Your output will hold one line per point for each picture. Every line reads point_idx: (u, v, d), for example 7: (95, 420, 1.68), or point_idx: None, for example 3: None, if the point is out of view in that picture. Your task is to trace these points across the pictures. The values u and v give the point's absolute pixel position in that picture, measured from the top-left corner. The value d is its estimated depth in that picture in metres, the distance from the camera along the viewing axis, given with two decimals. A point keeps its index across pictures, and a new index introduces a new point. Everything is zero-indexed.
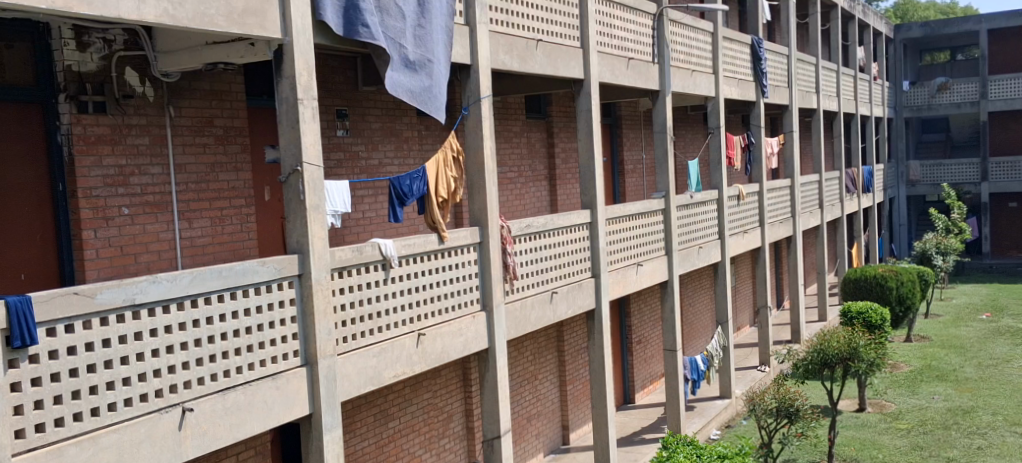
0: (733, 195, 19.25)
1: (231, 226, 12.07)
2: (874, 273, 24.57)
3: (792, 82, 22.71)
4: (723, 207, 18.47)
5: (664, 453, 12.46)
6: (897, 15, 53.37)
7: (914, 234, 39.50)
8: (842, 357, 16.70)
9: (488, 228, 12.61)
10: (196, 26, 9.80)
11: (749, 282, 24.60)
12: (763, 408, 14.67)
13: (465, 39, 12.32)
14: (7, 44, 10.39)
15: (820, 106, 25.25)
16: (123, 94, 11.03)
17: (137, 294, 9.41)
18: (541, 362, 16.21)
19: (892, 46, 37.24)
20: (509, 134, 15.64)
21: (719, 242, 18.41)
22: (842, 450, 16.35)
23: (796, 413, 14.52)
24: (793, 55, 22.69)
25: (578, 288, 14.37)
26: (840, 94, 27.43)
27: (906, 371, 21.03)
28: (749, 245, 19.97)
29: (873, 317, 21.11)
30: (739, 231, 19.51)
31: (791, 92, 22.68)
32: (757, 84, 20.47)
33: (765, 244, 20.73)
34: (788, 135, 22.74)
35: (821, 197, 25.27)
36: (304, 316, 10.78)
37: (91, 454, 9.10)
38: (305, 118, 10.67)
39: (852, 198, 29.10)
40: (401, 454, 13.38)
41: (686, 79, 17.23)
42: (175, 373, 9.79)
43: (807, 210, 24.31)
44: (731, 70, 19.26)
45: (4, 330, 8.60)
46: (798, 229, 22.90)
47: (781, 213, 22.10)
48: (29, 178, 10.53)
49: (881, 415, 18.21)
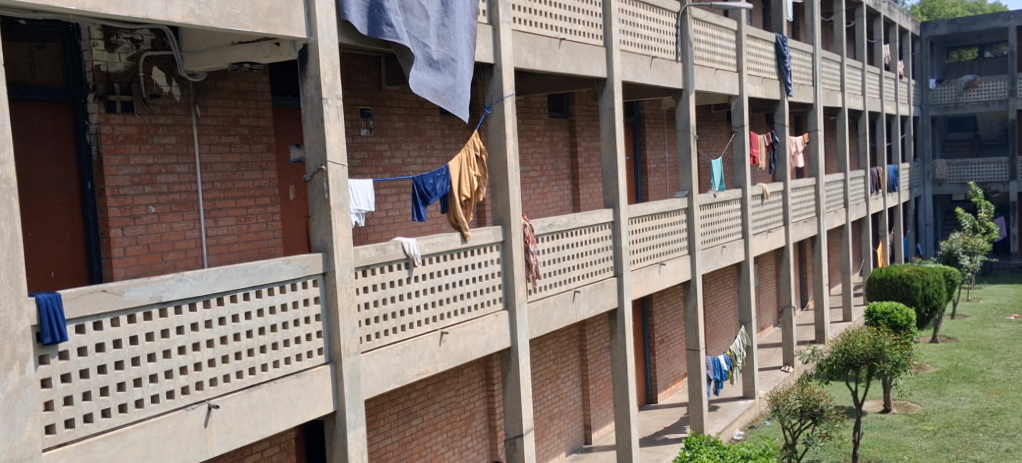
0: (758, 194, 19.15)
1: (256, 224, 12.18)
2: (899, 273, 24.39)
3: (817, 80, 22.57)
4: (746, 206, 18.39)
5: (686, 453, 12.32)
6: (924, 11, 52.94)
7: (941, 234, 39.11)
8: (867, 357, 16.58)
9: (511, 227, 12.63)
10: (223, 27, 9.90)
11: (773, 280, 24.50)
12: (787, 409, 14.58)
13: (488, 38, 12.34)
14: (38, 44, 10.55)
15: (845, 105, 25.08)
16: (151, 94, 11.18)
17: (164, 292, 9.52)
18: (563, 361, 16.21)
19: (918, 44, 36.88)
20: (533, 133, 15.67)
21: (742, 242, 18.33)
22: (868, 451, 16.24)
23: (820, 413, 14.42)
24: (817, 53, 22.54)
25: (600, 288, 14.34)
26: (866, 92, 27.21)
27: (933, 372, 20.85)
28: (773, 245, 19.86)
29: (899, 317, 20.92)
30: (762, 230, 19.41)
31: (816, 91, 22.54)
32: (781, 83, 20.35)
33: (790, 244, 20.61)
34: (813, 134, 22.61)
35: (847, 196, 25.09)
36: (329, 313, 10.87)
37: (119, 450, 9.20)
38: (329, 117, 10.76)
39: (878, 197, 28.87)
40: (424, 452, 13.43)
41: (710, 77, 17.18)
42: (202, 370, 9.90)
43: (832, 209, 24.14)
44: (755, 68, 19.17)
45: (35, 326, 8.73)
46: (823, 228, 22.75)
47: (805, 213, 21.97)
48: (59, 177, 10.66)
49: (907, 416, 18.03)
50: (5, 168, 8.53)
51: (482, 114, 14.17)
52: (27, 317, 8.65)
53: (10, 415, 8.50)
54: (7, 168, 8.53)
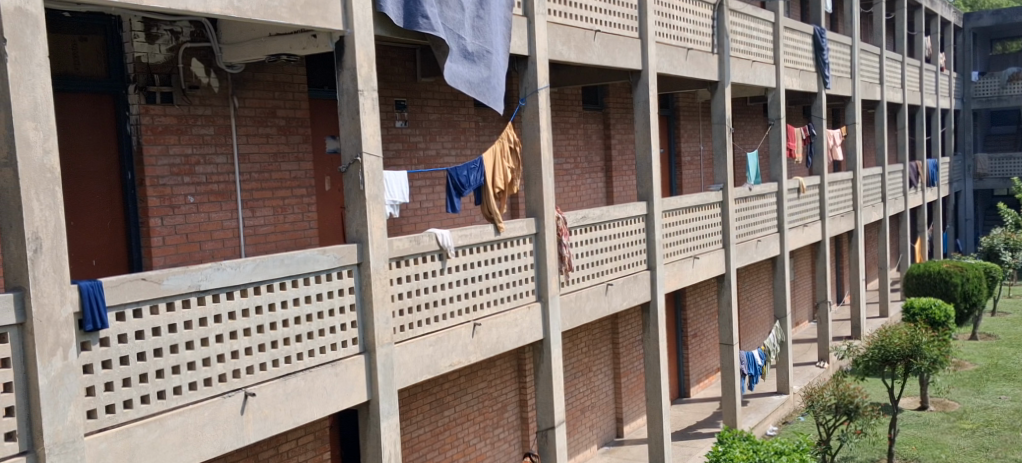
0: (794, 188, 18.98)
1: (292, 215, 12.34)
2: (938, 269, 24.13)
3: (855, 73, 22.29)
4: (782, 200, 18.24)
5: (719, 448, 12.21)
6: (967, 3, 51.97)
7: (982, 229, 38.49)
8: (904, 354, 16.38)
9: (545, 219, 12.64)
10: (260, 19, 9.99)
11: (809, 275, 24.32)
12: (821, 405, 14.46)
13: (524, 30, 12.32)
14: (81, 36, 10.75)
15: (884, 97, 24.70)
16: (189, 86, 11.34)
17: (202, 281, 9.67)
18: (595, 354, 16.21)
19: (961, 35, 36.22)
20: (566, 126, 15.64)
21: (778, 235, 18.18)
22: (903, 449, 16.07)
23: (855, 410, 14.25)
24: (856, 45, 22.26)
25: (633, 280, 14.30)
26: (905, 85, 26.79)
27: (972, 370, 20.54)
28: (810, 239, 19.66)
29: (937, 314, 20.64)
30: (799, 224, 19.23)
31: (854, 83, 22.25)
32: (819, 75, 20.10)
33: (826, 238, 20.41)
34: (851, 126, 22.34)
35: (886, 190, 24.79)
36: (363, 304, 10.99)
37: (158, 436, 9.35)
38: (365, 109, 10.86)
39: (918, 191, 28.46)
40: (456, 443, 13.50)
41: (746, 70, 17.02)
42: (238, 358, 10.04)
43: (869, 203, 23.84)
44: (793, 60, 18.99)
45: (77, 313, 8.88)
46: (860, 223, 22.51)
47: (843, 208, 21.74)
48: (100, 167, 10.87)
49: (944, 414, 17.79)
50: (49, 158, 8.67)
51: (516, 106, 14.16)
52: (70, 303, 8.79)
53: (53, 400, 8.65)
54: (51, 158, 8.68)
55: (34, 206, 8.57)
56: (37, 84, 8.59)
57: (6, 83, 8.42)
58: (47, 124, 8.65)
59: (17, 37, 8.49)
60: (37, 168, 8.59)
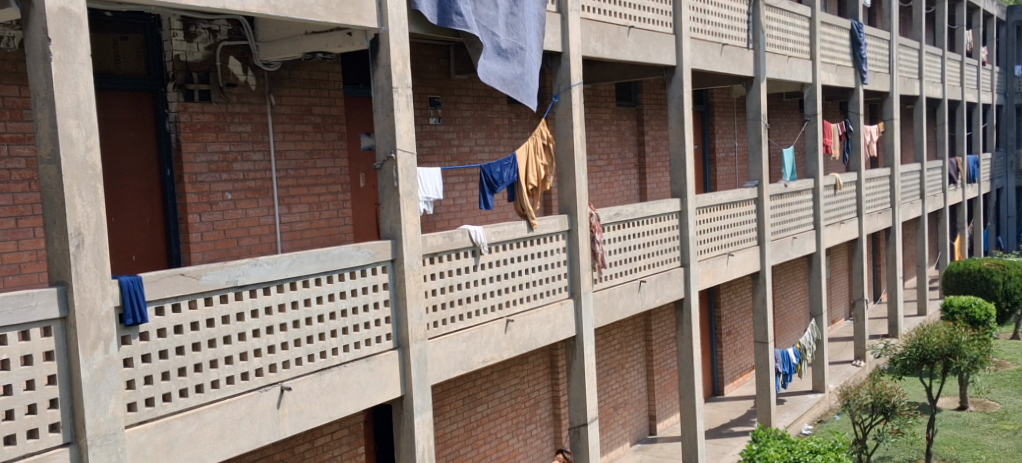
0: (831, 185, 18.82)
1: (328, 211, 12.48)
2: (979, 268, 23.96)
3: (893, 68, 22.02)
4: (819, 197, 18.09)
5: (754, 446, 12.14)
6: None
7: None
8: (943, 353, 16.19)
9: (578, 216, 12.63)
10: (297, 16, 10.06)
11: (846, 274, 24.16)
12: (858, 404, 14.29)
13: (557, 26, 12.31)
14: (122, 35, 10.91)
15: (924, 92, 24.36)
16: (227, 83, 11.47)
17: (239, 276, 9.77)
18: (628, 351, 16.17)
19: (1003, 29, 35.57)
20: (600, 122, 15.62)
21: (814, 233, 18.03)
22: (942, 449, 15.85)
23: (892, 409, 14.08)
24: (895, 40, 21.97)
25: (667, 277, 14.24)
26: (945, 80, 26.40)
27: (1014, 370, 20.23)
28: (846, 237, 19.50)
29: (977, 313, 20.30)
30: (836, 222, 19.07)
31: (893, 79, 21.98)
32: (856, 71, 19.88)
33: (863, 236, 20.23)
34: (888, 123, 22.10)
35: (924, 187, 24.48)
36: (397, 300, 11.06)
37: (196, 429, 9.46)
38: (399, 106, 10.93)
39: (958, 188, 28.06)
40: (489, 438, 13.56)
41: (782, 66, 16.88)
42: (274, 353, 10.15)
43: (907, 200, 23.56)
44: (829, 55, 18.80)
45: (117, 308, 8.97)
46: (897, 220, 22.30)
47: (880, 205, 21.55)
48: (140, 164, 11.04)
49: (985, 414, 17.55)
50: (91, 155, 8.78)
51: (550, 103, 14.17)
52: (111, 298, 8.89)
53: (95, 392, 8.75)
54: (93, 155, 8.79)
55: (76, 201, 8.68)
56: (79, 83, 8.71)
57: (49, 81, 8.55)
58: (89, 122, 8.77)
59: (61, 36, 8.61)
60: (80, 165, 8.71)
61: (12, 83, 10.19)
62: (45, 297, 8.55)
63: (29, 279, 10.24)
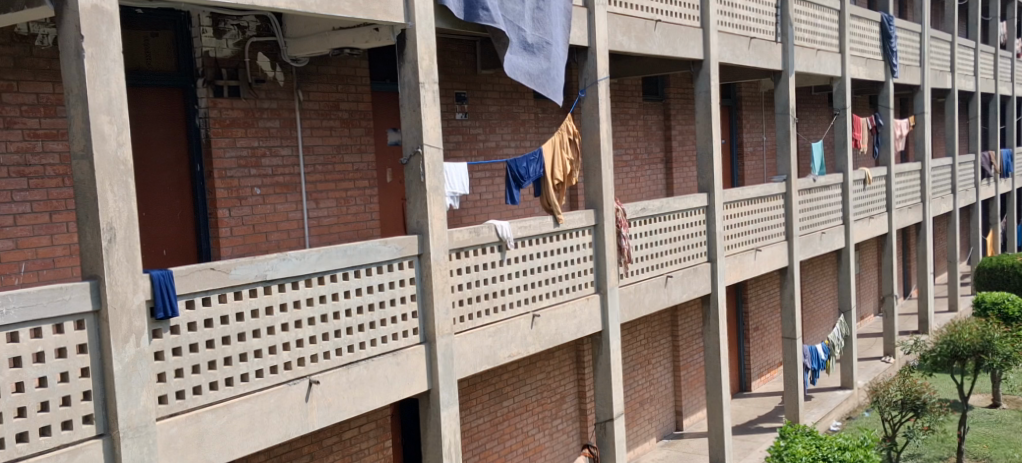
0: (860, 179, 18.69)
1: (355, 207, 12.55)
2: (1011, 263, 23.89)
3: (925, 61, 21.80)
4: (848, 191, 17.96)
5: (782, 443, 12.10)
6: None
7: None
8: (974, 349, 16.04)
9: (605, 211, 12.60)
10: (325, 13, 10.08)
11: (875, 269, 24.14)
12: (887, 400, 14.27)
13: (584, 21, 12.28)
14: (154, 31, 11.01)
15: (956, 86, 24.08)
16: (256, 79, 11.57)
17: (268, 270, 9.84)
18: (653, 347, 16.13)
19: None
20: (627, 117, 15.63)
21: (843, 228, 17.90)
22: (973, 447, 15.70)
23: (923, 406, 14.07)
24: (926, 32, 21.75)
25: (693, 273, 14.17)
26: (978, 73, 26.08)
27: None
28: (875, 232, 19.44)
29: (1010, 308, 20.01)
30: (865, 217, 19.01)
31: (924, 72, 21.77)
32: (887, 64, 19.72)
33: (892, 231, 20.16)
34: (920, 116, 21.89)
35: (956, 181, 24.24)
36: (424, 294, 11.10)
37: (226, 422, 9.54)
38: (426, 101, 10.95)
39: (989, 182, 27.76)
40: (515, 432, 13.59)
41: (810, 59, 16.74)
42: (303, 347, 10.21)
43: (938, 195, 23.33)
44: (859, 48, 18.65)
45: (149, 301, 9.04)
46: (928, 215, 22.13)
47: (910, 199, 21.43)
48: (170, 160, 11.15)
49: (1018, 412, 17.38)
50: (123, 150, 8.86)
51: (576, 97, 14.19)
52: (142, 291, 8.95)
53: (127, 385, 8.84)
54: (124, 151, 8.87)
55: (109, 196, 8.75)
56: (111, 79, 8.78)
57: (82, 78, 8.61)
58: (120, 118, 8.84)
59: (93, 33, 8.69)
60: (112, 160, 8.78)
61: (46, 80, 10.32)
62: (79, 291, 8.62)
63: (63, 274, 10.34)
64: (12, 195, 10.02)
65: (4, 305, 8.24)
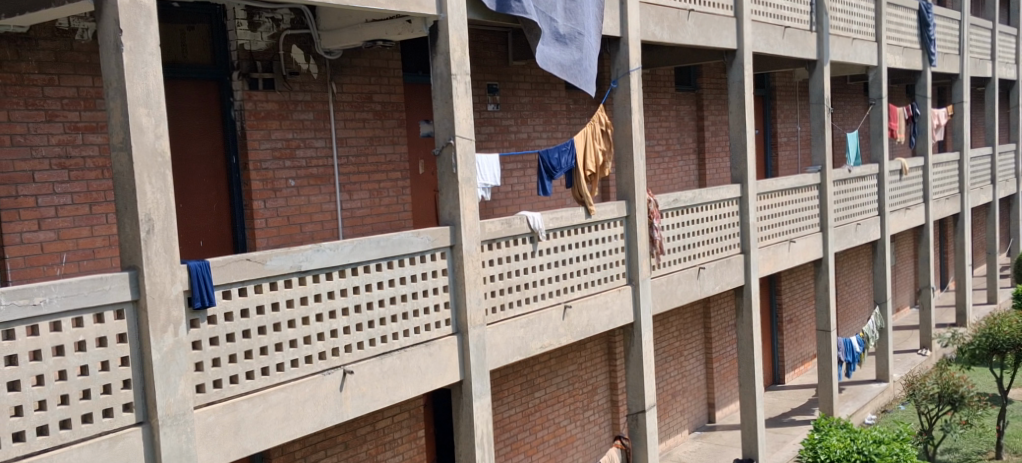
0: (895, 170, 18.70)
1: (388, 198, 12.63)
2: None
3: (964, 49, 21.63)
4: (883, 182, 17.99)
5: (816, 435, 12.76)
6: None
7: None
8: (1015, 342, 15.85)
9: (637, 202, 12.56)
10: (359, 5, 10.05)
11: (911, 260, 24.37)
12: (924, 393, 14.64)
13: (616, 11, 12.23)
14: (189, 25, 11.08)
15: (997, 74, 23.78)
16: (291, 72, 11.64)
17: (303, 261, 9.86)
18: (686, 338, 16.17)
19: None
20: (658, 108, 15.71)
21: (879, 220, 17.98)
22: (1012, 442, 15.72)
23: (960, 400, 14.45)
24: (965, 20, 21.54)
25: (726, 264, 14.12)
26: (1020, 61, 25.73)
27: None
28: (912, 223, 19.51)
29: None
30: (900, 208, 19.03)
31: (962, 60, 21.58)
32: (924, 52, 19.65)
33: (930, 222, 20.23)
34: (959, 105, 21.69)
35: (995, 171, 23.92)
36: (456, 285, 11.10)
37: (262, 410, 9.57)
38: (458, 92, 10.95)
39: None
40: (547, 423, 13.70)
41: (845, 48, 16.63)
42: (336, 337, 10.24)
43: (977, 185, 23.08)
44: (895, 37, 18.54)
45: (186, 291, 9.04)
46: (967, 206, 22.08)
47: (947, 190, 21.36)
48: (207, 151, 11.24)
49: None
50: (161, 142, 8.82)
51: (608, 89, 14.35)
52: (180, 282, 8.95)
53: (166, 374, 8.85)
54: (162, 142, 8.83)
55: (146, 188, 8.73)
56: (149, 72, 8.73)
57: (121, 72, 8.58)
58: (158, 110, 8.80)
59: (131, 27, 8.63)
60: (149, 152, 8.75)
61: (86, 74, 10.27)
62: (118, 281, 8.63)
63: (103, 264, 10.35)
64: (54, 187, 10.02)
65: (46, 294, 8.29)
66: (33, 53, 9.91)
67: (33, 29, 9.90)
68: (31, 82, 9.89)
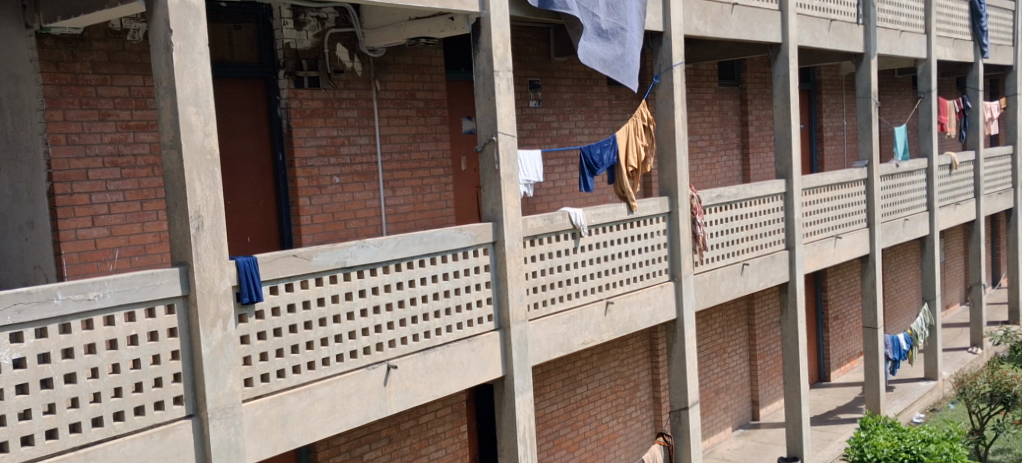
0: (946, 164, 18.41)
1: (430, 194, 12.71)
2: None
3: (1019, 40, 21.24)
4: (933, 177, 17.70)
5: (863, 434, 13.28)
6: None
7: None
8: None
9: (680, 198, 12.50)
10: (402, 3, 10.07)
11: (962, 256, 24.02)
12: (974, 392, 14.78)
13: (659, 6, 12.15)
14: (236, 25, 11.17)
15: None
16: (335, 70, 11.73)
17: (348, 257, 9.90)
18: (730, 335, 16.08)
19: None
20: (702, 103, 15.64)
21: (927, 215, 17.71)
22: None
23: (1013, 399, 14.39)
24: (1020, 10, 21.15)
25: (771, 261, 13.98)
26: None
27: None
28: (961, 219, 19.06)
29: None
30: (949, 203, 18.61)
31: (1017, 51, 21.21)
32: (976, 44, 19.31)
33: (980, 217, 19.85)
34: (1012, 98, 21.32)
35: None
36: (498, 281, 11.09)
37: (308, 404, 9.64)
38: (500, 89, 10.94)
39: None
40: (589, 419, 13.75)
41: (894, 40, 16.39)
42: (381, 333, 10.27)
43: None
44: (947, 29, 18.23)
45: (234, 287, 9.12)
46: (1020, 201, 21.71)
47: (1000, 185, 21.01)
48: (254, 149, 11.35)
49: None
50: (210, 140, 8.90)
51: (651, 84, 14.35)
52: (228, 277, 9.03)
53: (215, 368, 8.93)
54: (211, 140, 8.90)
55: (196, 186, 8.80)
56: (198, 71, 8.81)
57: (170, 71, 8.67)
58: (207, 109, 8.87)
59: (181, 27, 8.72)
60: (198, 150, 8.82)
61: (137, 73, 10.45)
62: (169, 277, 8.71)
63: (154, 259, 10.51)
64: (107, 184, 10.20)
65: (100, 289, 8.39)
66: (87, 53, 10.08)
67: (87, 30, 10.08)
68: (85, 82, 10.07)
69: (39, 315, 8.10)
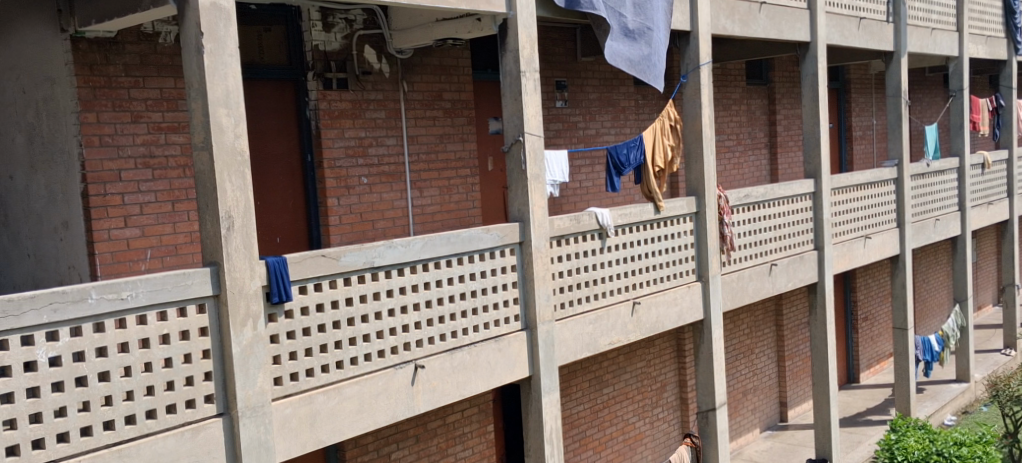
0: (978, 164, 18.15)
1: (457, 195, 12.74)
2: None
3: None
4: (964, 177, 17.47)
5: (893, 435, 13.22)
6: None
7: None
8: None
9: (708, 198, 12.44)
10: (430, 5, 10.08)
11: (994, 257, 23.71)
12: (1008, 395, 14.62)
13: (686, 5, 12.10)
14: (267, 27, 11.26)
15: None
16: (363, 71, 11.78)
17: (376, 257, 9.93)
18: (758, 336, 15.98)
19: None
20: (729, 102, 15.56)
21: (960, 215, 17.49)
22: None
23: None
24: None
25: (799, 261, 13.87)
26: None
27: None
28: (993, 219, 18.81)
29: None
30: (980, 203, 18.36)
31: None
32: (1010, 41, 19.08)
33: (1014, 217, 19.61)
34: None
35: None
36: (525, 281, 11.08)
37: (337, 403, 9.68)
38: (527, 90, 10.92)
39: None
40: (616, 420, 13.72)
41: (925, 38, 16.20)
42: (409, 332, 10.30)
43: None
44: (980, 26, 18.01)
45: (264, 287, 9.18)
46: None
47: None
48: (283, 150, 11.43)
49: None
50: (241, 141, 8.96)
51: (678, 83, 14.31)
52: (258, 277, 9.09)
53: (245, 367, 8.99)
54: (241, 141, 8.97)
55: (226, 186, 8.86)
56: (229, 73, 8.88)
57: (201, 73, 8.74)
58: (238, 110, 8.94)
59: (212, 29, 8.80)
60: (229, 150, 8.89)
61: (168, 75, 10.52)
62: (200, 276, 8.78)
63: (184, 260, 10.59)
64: (139, 185, 10.29)
65: (132, 289, 8.48)
66: (120, 56, 10.17)
67: (120, 33, 10.17)
68: (118, 84, 10.16)
69: (73, 314, 8.19)
